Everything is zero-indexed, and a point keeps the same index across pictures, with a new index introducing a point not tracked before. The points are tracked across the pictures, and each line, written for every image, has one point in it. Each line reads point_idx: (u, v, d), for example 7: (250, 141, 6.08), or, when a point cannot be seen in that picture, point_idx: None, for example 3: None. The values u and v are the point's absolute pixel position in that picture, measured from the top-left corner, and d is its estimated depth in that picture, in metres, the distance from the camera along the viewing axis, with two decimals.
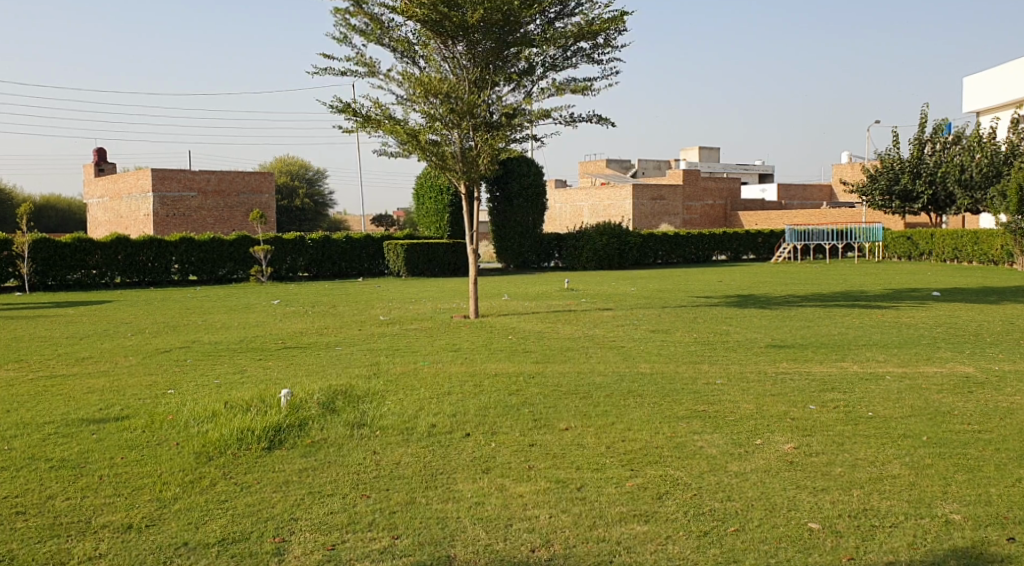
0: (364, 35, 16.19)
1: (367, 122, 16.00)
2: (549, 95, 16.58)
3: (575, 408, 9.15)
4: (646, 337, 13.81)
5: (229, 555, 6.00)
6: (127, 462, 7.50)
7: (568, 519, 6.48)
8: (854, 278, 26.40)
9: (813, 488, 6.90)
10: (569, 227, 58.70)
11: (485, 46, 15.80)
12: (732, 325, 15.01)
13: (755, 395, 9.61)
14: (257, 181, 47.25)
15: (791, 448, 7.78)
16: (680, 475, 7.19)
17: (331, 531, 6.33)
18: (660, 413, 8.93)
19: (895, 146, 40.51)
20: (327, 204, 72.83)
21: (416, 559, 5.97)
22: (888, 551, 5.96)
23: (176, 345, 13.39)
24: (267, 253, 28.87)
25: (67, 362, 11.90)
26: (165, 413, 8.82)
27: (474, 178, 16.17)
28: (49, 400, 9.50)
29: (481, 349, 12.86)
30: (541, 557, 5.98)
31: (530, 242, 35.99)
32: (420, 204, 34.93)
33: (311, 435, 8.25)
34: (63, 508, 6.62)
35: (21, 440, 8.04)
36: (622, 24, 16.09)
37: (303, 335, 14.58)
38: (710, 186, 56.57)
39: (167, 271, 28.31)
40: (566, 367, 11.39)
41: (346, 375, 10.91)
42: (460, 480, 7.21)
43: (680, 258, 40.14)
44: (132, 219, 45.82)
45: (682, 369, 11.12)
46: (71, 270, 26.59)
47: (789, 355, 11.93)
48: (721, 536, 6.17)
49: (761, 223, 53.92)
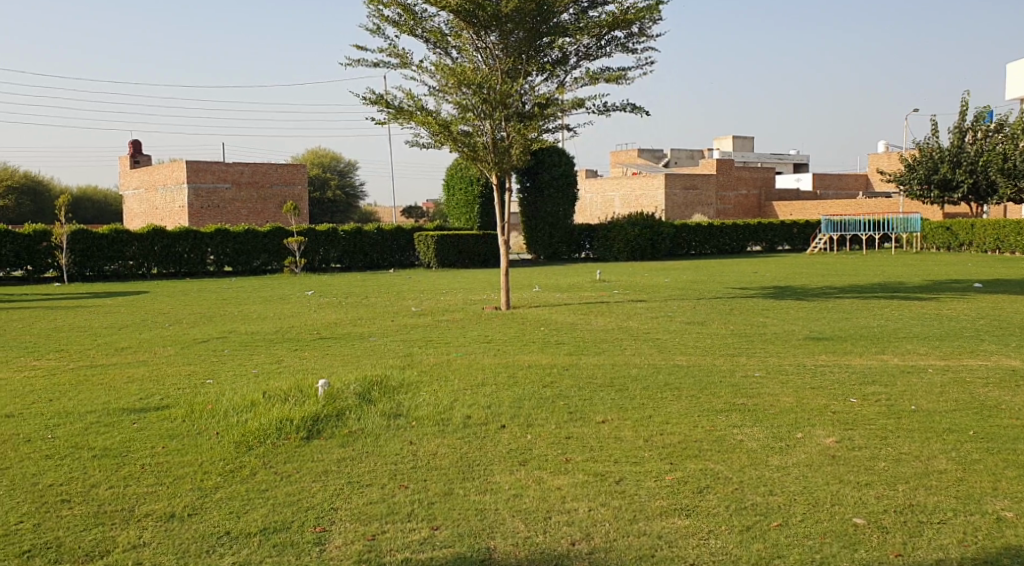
0: (396, 27, 16.16)
1: (398, 113, 15.97)
2: (582, 84, 16.54)
3: (613, 402, 9.05)
4: (681, 329, 13.72)
5: (271, 546, 6.01)
6: (169, 452, 7.55)
7: (608, 513, 6.42)
8: (893, 269, 26.06)
9: (857, 483, 6.80)
10: (600, 218, 58.45)
11: (518, 36, 15.67)
12: (769, 317, 14.87)
13: (793, 388, 9.51)
14: (289, 173, 47.67)
15: (833, 442, 7.68)
16: (720, 469, 7.12)
17: (370, 522, 6.33)
18: (698, 406, 8.84)
19: (933, 135, 39.89)
20: (358, 196, 73.18)
21: (457, 551, 5.94)
22: (937, 548, 5.85)
23: (213, 336, 13.47)
24: (300, 244, 29.05)
25: (108, 352, 11.99)
26: (204, 402, 8.86)
27: (506, 169, 16.18)
28: (89, 390, 9.58)
29: (515, 341, 12.83)
30: (582, 550, 5.94)
31: (562, 233, 35.87)
32: (449, 195, 34.90)
33: (348, 426, 8.25)
34: (107, 496, 6.67)
35: (64, 429, 8.12)
36: (657, 13, 15.95)
37: (336, 326, 14.57)
38: (744, 176, 56.15)
39: (202, 262, 28.42)
40: (599, 359, 11.33)
41: (378, 367, 10.88)
42: (497, 471, 7.19)
43: (714, 249, 39.74)
44: (167, 211, 46.28)
45: (720, 362, 11.02)
46: (108, 261, 26.96)
47: (829, 347, 11.78)
48: (764, 532, 6.10)
49: (796, 213, 53.47)
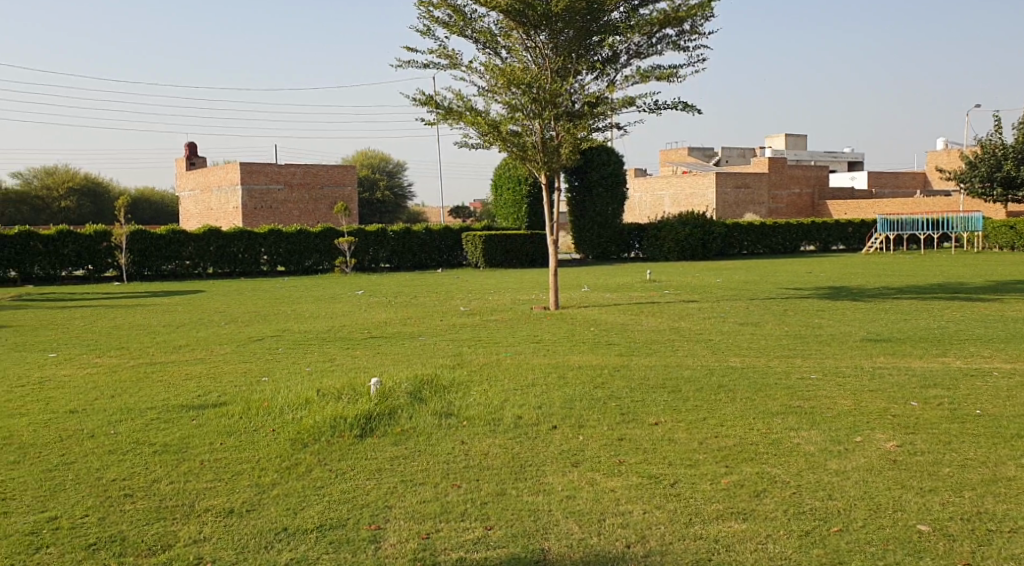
0: (446, 27, 16.18)
1: (448, 114, 15.99)
2: (633, 83, 16.42)
3: (666, 404, 8.95)
4: (736, 330, 13.54)
5: (327, 542, 6.02)
6: (227, 448, 7.62)
7: (664, 516, 6.34)
8: (953, 269, 25.49)
9: (920, 488, 6.63)
10: (649, 217, 58.08)
11: (568, 35, 15.60)
12: (825, 317, 14.61)
13: (852, 391, 9.32)
14: (340, 173, 48.07)
15: (894, 447, 7.50)
16: (778, 473, 6.99)
17: (424, 520, 6.31)
18: (754, 409, 8.70)
19: (995, 131, 38.96)
20: (407, 196, 73.62)
21: (512, 551, 5.90)
22: (1005, 558, 5.68)
23: (267, 334, 13.60)
24: (351, 244, 29.25)
25: (166, 350, 12.16)
26: (260, 400, 8.94)
27: (555, 168, 16.11)
28: (149, 387, 9.72)
29: (567, 341, 12.76)
30: (638, 553, 5.86)
31: (611, 232, 35.70)
32: (498, 195, 34.90)
33: (400, 424, 8.26)
34: (168, 492, 6.74)
35: (126, 425, 8.24)
36: (709, 10, 15.77)
37: (387, 325, 14.63)
38: (797, 174, 55.45)
39: (256, 262, 28.76)
40: (651, 360, 11.21)
41: (429, 366, 10.89)
42: (550, 472, 7.14)
43: (766, 249, 39.26)
44: (221, 212, 46.94)
45: (775, 363, 10.84)
46: (166, 261, 27.39)
47: (888, 349, 11.53)
48: (824, 537, 5.97)
49: (851, 213, 52.62)
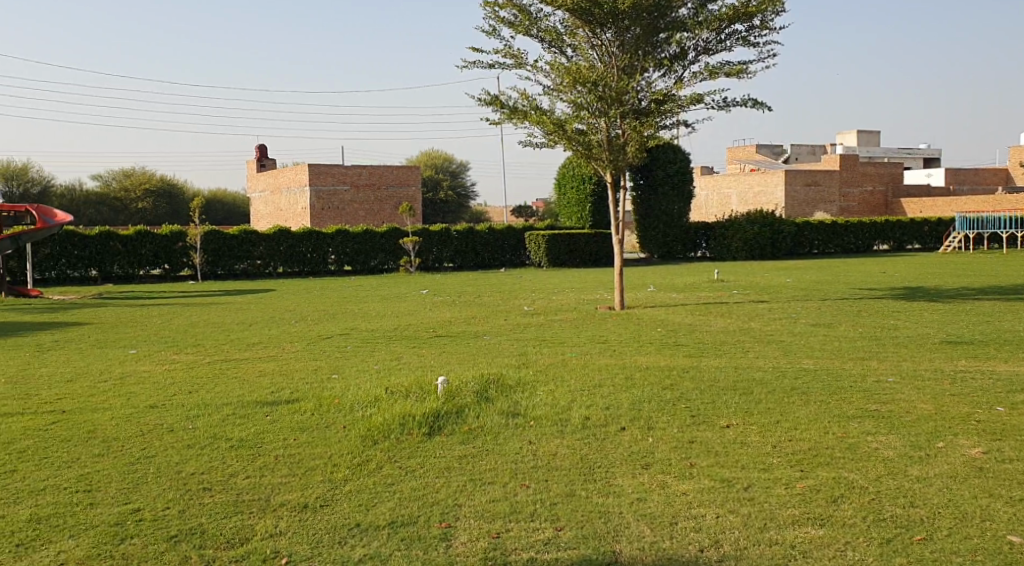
0: (512, 27, 16.16)
1: (513, 113, 15.96)
2: (701, 79, 16.20)
3: (737, 406, 8.78)
4: (808, 331, 13.27)
5: (399, 539, 6.01)
6: (300, 443, 7.68)
7: (738, 520, 6.20)
8: None
9: (1008, 498, 6.38)
10: (716, 216, 57.40)
11: (634, 33, 15.46)
12: (902, 319, 14.22)
13: (932, 395, 9.03)
14: (405, 174, 48.47)
15: (978, 453, 7.24)
16: (856, 478, 6.80)
17: (494, 519, 6.27)
18: (828, 412, 8.48)
19: None
20: (471, 196, 73.97)
21: (583, 553, 5.83)
22: None
23: (337, 332, 13.74)
24: (415, 244, 29.44)
25: (239, 347, 12.36)
26: (331, 397, 9.00)
27: (621, 166, 15.97)
28: (224, 383, 9.87)
29: (636, 342, 12.62)
30: (712, 557, 5.74)
31: (677, 231, 35.35)
32: (561, 195, 34.81)
33: (469, 423, 8.24)
34: (244, 486, 6.82)
35: (203, 420, 8.36)
36: (779, 5, 15.48)
37: (453, 324, 14.66)
38: (869, 172, 54.30)
39: (324, 262, 29.11)
40: (721, 361, 11.03)
41: (496, 366, 10.86)
42: (620, 474, 7.04)
43: (837, 249, 38.48)
44: (291, 213, 47.65)
45: (850, 365, 10.58)
46: (237, 261, 27.85)
47: (970, 352, 11.17)
48: (907, 545, 5.78)
49: (926, 211, 51.29)
